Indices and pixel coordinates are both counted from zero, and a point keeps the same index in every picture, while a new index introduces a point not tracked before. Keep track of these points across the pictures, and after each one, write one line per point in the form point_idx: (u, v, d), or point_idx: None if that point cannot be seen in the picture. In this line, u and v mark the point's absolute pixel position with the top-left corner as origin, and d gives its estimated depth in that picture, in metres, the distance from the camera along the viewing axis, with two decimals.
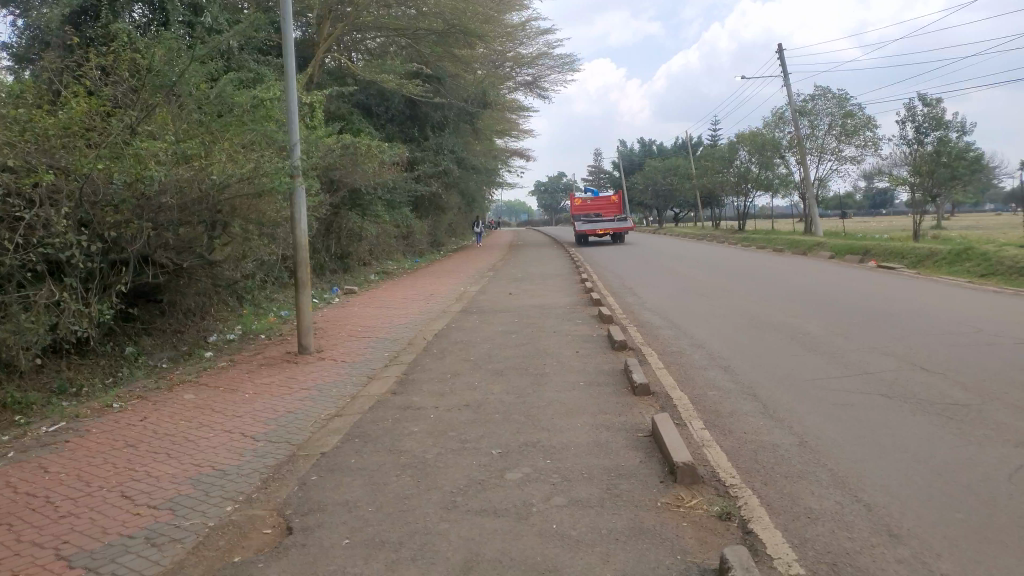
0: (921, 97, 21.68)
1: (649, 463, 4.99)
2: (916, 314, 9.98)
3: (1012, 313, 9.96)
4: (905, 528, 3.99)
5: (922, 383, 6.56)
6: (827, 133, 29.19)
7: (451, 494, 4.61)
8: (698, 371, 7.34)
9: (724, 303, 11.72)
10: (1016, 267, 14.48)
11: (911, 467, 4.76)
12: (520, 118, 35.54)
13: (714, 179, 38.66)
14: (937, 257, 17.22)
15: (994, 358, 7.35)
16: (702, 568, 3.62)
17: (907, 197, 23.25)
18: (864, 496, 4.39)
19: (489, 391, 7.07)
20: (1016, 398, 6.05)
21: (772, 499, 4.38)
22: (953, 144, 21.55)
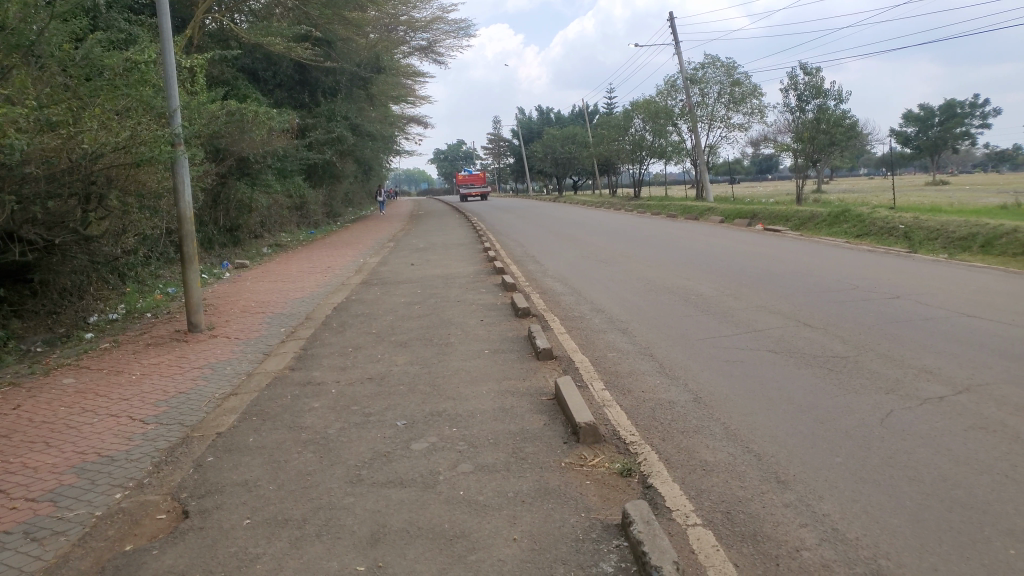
0: (802, 66, 22.65)
1: (553, 425, 5.07)
2: (800, 274, 10.51)
3: (886, 271, 10.65)
4: (791, 474, 4.23)
5: (805, 338, 6.94)
6: (716, 101, 30.20)
7: (355, 468, 4.54)
8: (598, 335, 7.51)
9: (623, 268, 11.97)
10: (888, 228, 15.52)
11: (796, 417, 5.04)
12: (415, 84, 34.89)
13: (611, 147, 39.33)
14: (818, 219, 18.19)
15: (868, 313, 7.86)
16: (606, 524, 3.72)
17: (790, 163, 24.34)
18: (754, 446, 4.62)
19: (392, 363, 6.99)
20: (887, 348, 6.50)
21: (670, 454, 4.55)
22: (831, 112, 22.71)
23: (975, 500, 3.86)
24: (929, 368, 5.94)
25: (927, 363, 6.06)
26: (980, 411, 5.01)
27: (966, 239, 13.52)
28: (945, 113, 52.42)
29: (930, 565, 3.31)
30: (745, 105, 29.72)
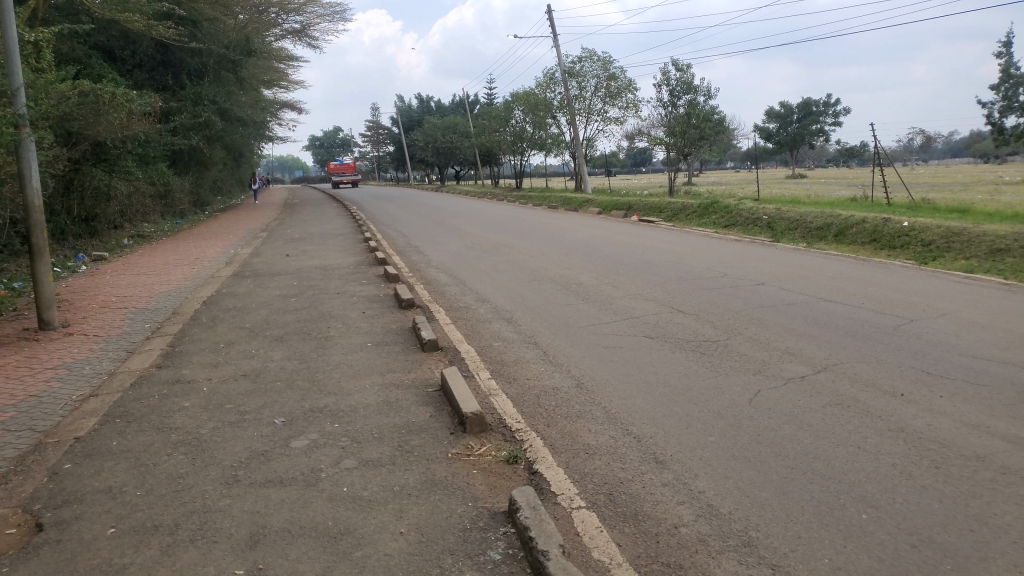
0: (674, 63, 23.58)
1: (439, 416, 5.04)
2: (673, 263, 10.95)
3: (751, 259, 11.29)
4: (669, 454, 4.40)
5: (679, 324, 7.24)
6: (593, 95, 30.96)
7: (231, 468, 4.33)
8: (482, 325, 7.52)
9: (506, 258, 12.06)
10: (752, 219, 16.47)
11: (672, 399, 5.25)
12: (288, 68, 33.64)
13: (491, 137, 39.51)
14: (689, 211, 19.03)
15: (737, 299, 8.29)
16: (492, 512, 3.74)
17: (663, 156, 25.29)
18: (634, 429, 4.77)
19: (269, 359, 6.71)
20: (754, 332, 6.88)
21: (555, 439, 4.62)
22: (700, 107, 23.79)
23: (834, 471, 4.15)
24: (791, 349, 6.34)
25: (789, 345, 6.47)
26: (836, 388, 5.41)
27: (821, 229, 14.56)
28: (802, 111, 56.11)
29: (795, 534, 3.54)
30: (621, 99, 30.67)
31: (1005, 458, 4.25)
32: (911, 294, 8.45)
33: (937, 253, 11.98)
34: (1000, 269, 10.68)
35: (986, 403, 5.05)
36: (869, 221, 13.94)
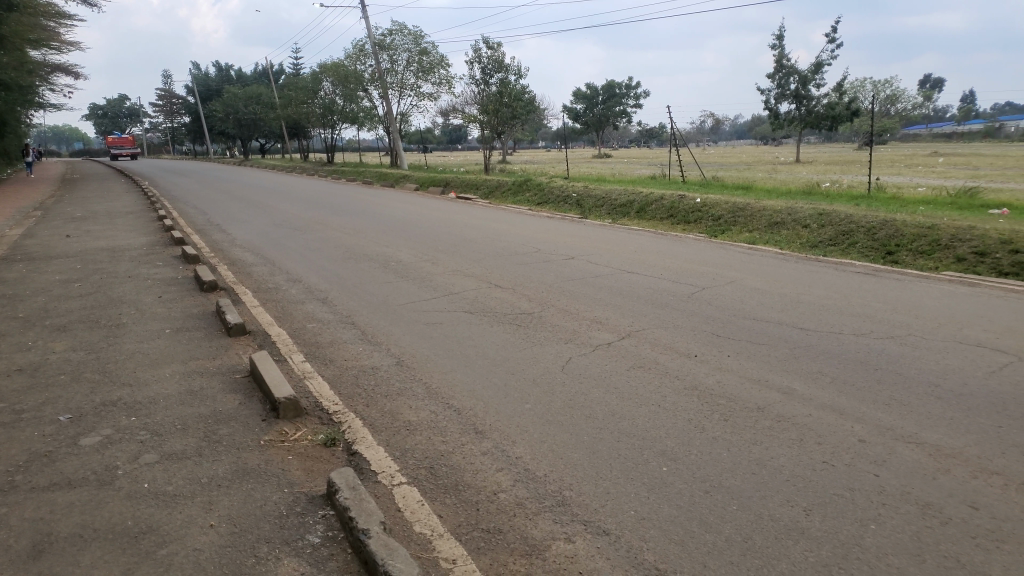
0: (485, 41, 23.84)
1: (250, 403, 4.80)
2: (488, 239, 11.15)
3: (563, 234, 11.77)
4: (487, 424, 4.51)
5: (496, 298, 7.40)
6: (405, 69, 30.57)
7: (7, 474, 3.86)
8: (295, 306, 7.24)
9: (318, 236, 11.65)
10: (563, 197, 17.14)
11: (490, 371, 5.36)
12: (60, 26, 30.04)
13: (299, 110, 37.84)
14: (504, 188, 19.45)
15: (550, 272, 8.61)
16: (311, 496, 3.63)
17: (478, 133, 25.57)
18: (454, 402, 4.82)
19: (49, 351, 6.02)
20: (566, 303, 7.20)
21: (374, 419, 4.56)
22: (512, 86, 24.28)
23: (638, 429, 4.46)
24: (599, 318, 6.70)
25: (598, 315, 6.83)
26: (640, 353, 5.80)
27: (625, 206, 15.48)
28: (606, 92, 59.03)
29: (605, 490, 3.77)
30: (433, 75, 30.60)
31: (780, 407, 4.79)
32: (702, 264, 9.23)
33: (725, 227, 13.17)
34: (777, 240, 11.96)
35: (765, 359, 5.65)
36: (666, 198, 15.03)
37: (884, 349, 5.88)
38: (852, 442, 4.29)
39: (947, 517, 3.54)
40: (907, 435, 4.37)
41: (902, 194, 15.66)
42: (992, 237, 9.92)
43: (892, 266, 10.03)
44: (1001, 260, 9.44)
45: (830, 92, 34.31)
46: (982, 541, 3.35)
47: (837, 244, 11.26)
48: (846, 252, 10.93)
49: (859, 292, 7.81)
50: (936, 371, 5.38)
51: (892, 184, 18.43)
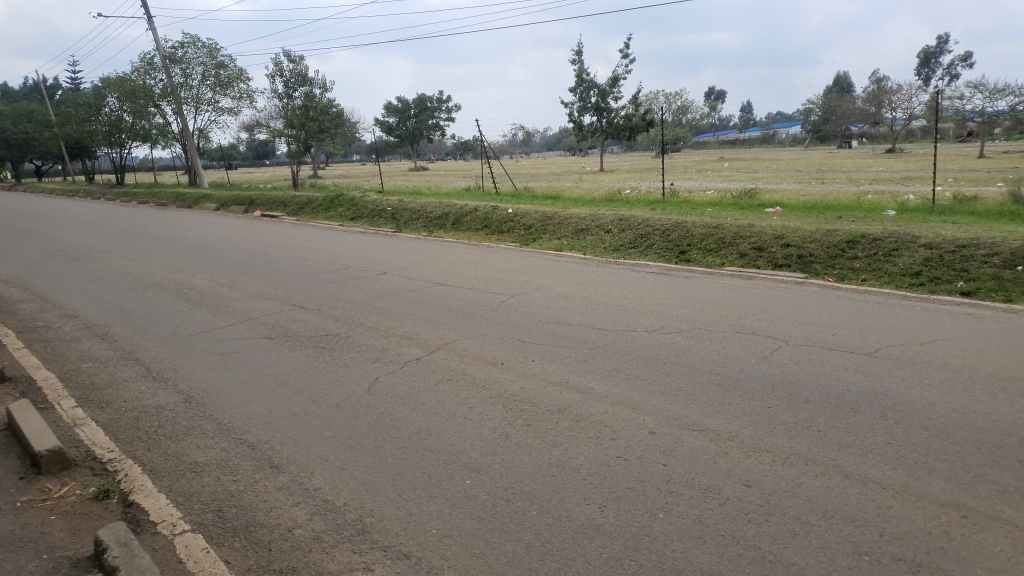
0: (286, 54, 23.07)
1: (6, 461, 4.23)
2: (295, 258, 10.73)
3: (375, 250, 11.58)
4: (284, 456, 4.28)
5: (299, 320, 7.11)
6: (201, 83, 28.87)
7: None
8: (69, 345, 6.52)
9: (102, 265, 10.61)
10: (376, 211, 16.90)
11: (290, 400, 5.11)
12: None
13: (80, 128, 34.53)
14: (314, 204, 18.87)
15: (359, 289, 8.42)
16: (75, 560, 3.25)
17: (285, 149, 24.63)
18: (249, 436, 4.54)
19: None
20: (374, 321, 7.06)
21: (155, 463, 4.19)
22: (317, 100, 23.66)
23: (442, 444, 4.43)
24: (406, 333, 6.63)
25: (406, 330, 6.75)
26: (447, 366, 5.78)
27: (439, 218, 15.53)
28: (418, 106, 59.18)
29: (407, 512, 3.69)
30: (233, 89, 29.19)
31: (579, 407, 4.96)
32: (511, 273, 9.44)
33: (535, 235, 13.55)
34: (583, 246, 12.49)
35: (567, 361, 5.84)
36: (479, 210, 15.27)
37: (673, 343, 6.29)
38: (643, 435, 4.53)
39: (725, 498, 3.81)
40: (692, 423, 4.68)
41: (693, 197, 16.98)
42: (766, 234, 10.97)
43: (685, 265, 10.79)
44: (775, 253, 10.44)
45: (627, 104, 36.64)
46: (754, 516, 3.64)
47: (637, 246, 11.95)
48: (644, 254, 11.62)
49: (653, 291, 8.32)
50: (717, 360, 5.83)
51: (683, 189, 19.94)
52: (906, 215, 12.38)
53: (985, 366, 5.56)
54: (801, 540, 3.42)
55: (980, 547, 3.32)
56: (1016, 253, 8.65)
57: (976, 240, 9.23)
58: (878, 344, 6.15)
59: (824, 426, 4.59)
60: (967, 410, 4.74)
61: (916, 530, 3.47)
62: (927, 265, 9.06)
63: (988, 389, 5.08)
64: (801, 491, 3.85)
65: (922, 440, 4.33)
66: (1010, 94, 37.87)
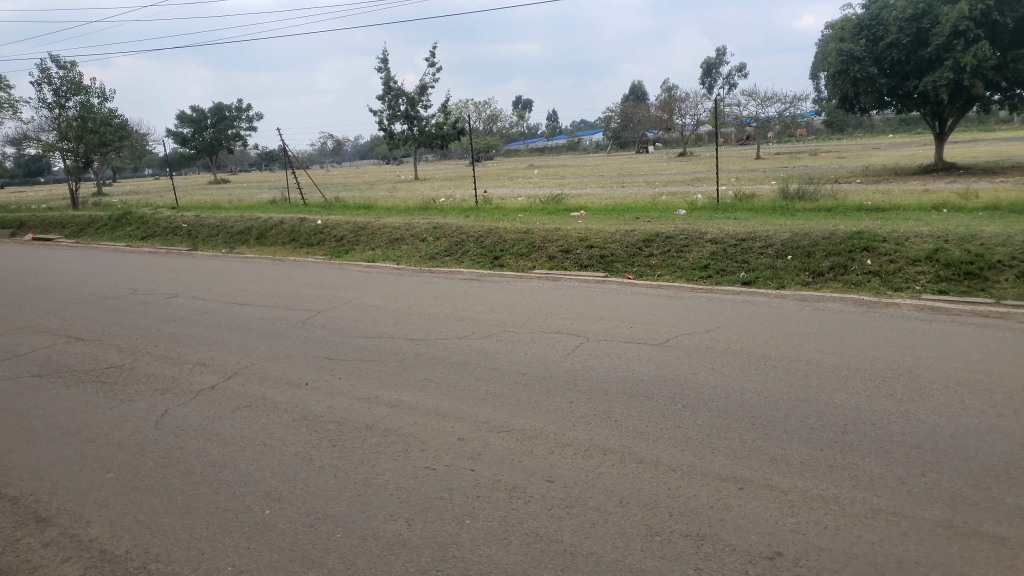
0: (54, 59, 20.94)
1: None
2: (73, 285, 9.72)
3: (168, 270, 10.77)
4: (54, 508, 3.83)
5: (75, 354, 6.43)
6: None
7: None
8: None
9: None
10: (170, 229, 15.75)
11: (61, 443, 4.59)
12: None
13: None
14: (99, 224, 17.24)
15: (148, 315, 7.77)
16: None
17: (61, 164, 22.29)
18: (10, 490, 4.02)
19: None
20: (164, 348, 6.54)
21: None
22: (96, 111, 21.67)
23: (240, 475, 4.17)
24: (201, 360, 6.19)
25: (201, 356, 6.32)
26: (246, 391, 5.47)
27: (243, 233, 14.76)
28: (215, 115, 55.93)
29: (198, 551, 3.44)
30: None
31: (387, 421, 4.87)
32: (319, 287, 9.14)
33: (347, 247, 13.23)
34: (396, 255, 12.37)
35: (374, 375, 5.73)
36: (285, 223, 14.68)
37: (482, 348, 6.38)
38: (450, 443, 4.54)
39: (529, 496, 3.90)
40: (498, 425, 4.75)
41: (504, 204, 17.36)
42: (572, 236, 11.46)
43: (497, 270, 11.00)
44: (581, 255, 10.92)
45: (436, 112, 36.90)
46: (556, 510, 3.75)
47: (451, 254, 12.01)
48: (459, 261, 11.71)
49: (463, 297, 8.41)
50: (523, 361, 5.98)
51: (495, 195, 20.39)
52: (695, 214, 13.45)
53: (759, 347, 6.15)
54: (599, 528, 3.57)
55: (753, 513, 3.64)
56: (786, 244, 9.65)
57: (754, 234, 10.20)
58: (670, 334, 6.60)
59: (620, 416, 4.84)
60: (744, 390, 5.20)
61: (700, 506, 3.73)
62: (713, 259, 9.87)
63: (761, 368, 5.61)
64: (599, 481, 4.02)
65: (706, 421, 4.69)
66: (777, 101, 42.52)
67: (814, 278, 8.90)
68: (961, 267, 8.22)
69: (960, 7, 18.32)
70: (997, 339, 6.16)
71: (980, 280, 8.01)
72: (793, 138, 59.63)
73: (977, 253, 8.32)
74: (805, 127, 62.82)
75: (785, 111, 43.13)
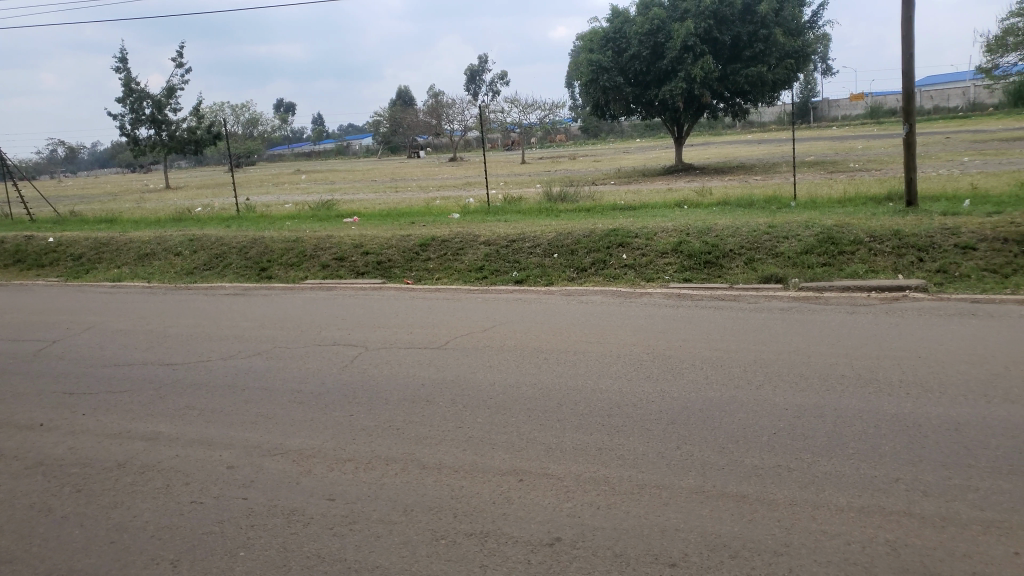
0: None
1: None
2: None
3: None
4: None
5: None
6: None
7: None
8: None
9: None
10: None
11: None
12: None
13: None
14: None
15: None
16: None
17: None
18: None
19: None
20: None
21: None
22: None
23: None
24: None
25: None
26: None
27: None
28: None
29: None
30: None
31: (144, 457, 4.41)
32: (53, 314, 8.07)
33: (88, 266, 11.84)
34: (149, 272, 11.31)
35: (127, 408, 5.17)
36: (7, 243, 12.83)
37: (252, 366, 6.00)
38: (219, 472, 4.20)
39: (309, 517, 3.72)
40: (273, 448, 4.49)
41: (269, 212, 16.54)
42: (344, 244, 11.20)
43: (266, 282, 10.44)
44: (356, 262, 10.70)
45: (189, 116, 34.35)
46: (339, 528, 3.61)
47: (213, 268, 11.21)
48: (222, 275, 10.96)
49: (229, 314, 7.87)
50: (296, 377, 5.71)
51: (260, 203, 19.40)
52: (467, 216, 13.78)
53: (532, 343, 6.41)
54: (384, 541, 3.49)
55: (532, 504, 3.76)
56: (552, 244, 10.17)
57: (522, 234, 10.63)
58: (447, 337, 6.67)
59: (401, 423, 4.78)
60: (519, 384, 5.38)
61: (482, 503, 3.79)
62: (486, 260, 10.15)
63: (534, 363, 5.84)
64: (382, 492, 3.94)
65: (484, 419, 4.78)
66: (537, 108, 44.90)
67: (579, 274, 9.46)
68: (701, 257, 9.19)
69: (687, 25, 20.53)
70: (733, 319, 6.95)
71: (716, 268, 9.00)
72: (554, 142, 63.31)
73: (713, 244, 9.34)
74: (564, 133, 66.97)
75: (545, 117, 45.64)
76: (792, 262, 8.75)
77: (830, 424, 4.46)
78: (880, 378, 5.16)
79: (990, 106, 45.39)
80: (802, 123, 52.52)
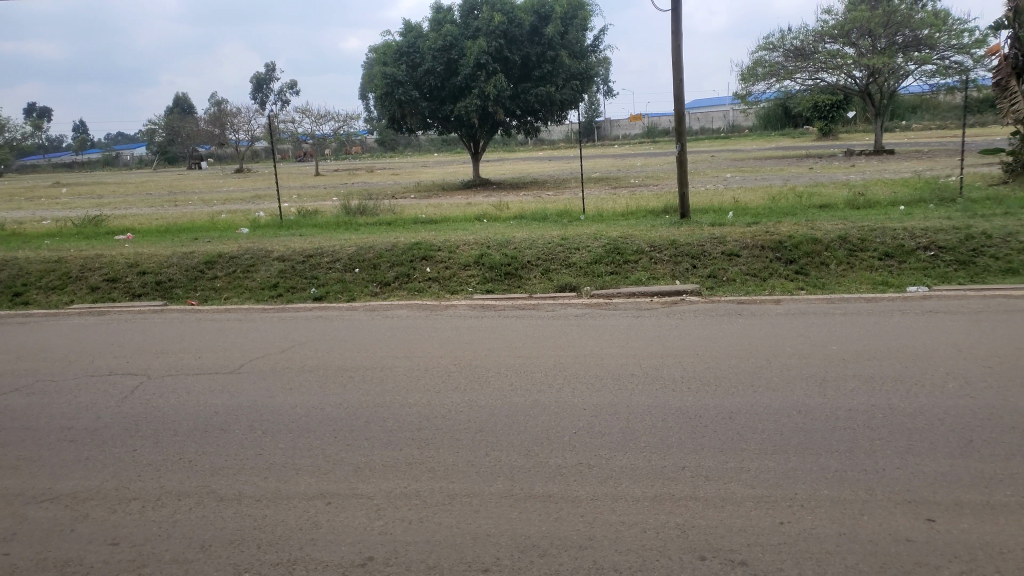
0: None
1: None
2: None
3: None
4: None
5: None
6: None
7: None
8: None
9: None
10: None
11: None
12: None
13: None
14: None
15: None
16: None
17: None
18: None
19: None
20: None
21: None
22: None
23: None
24: None
25: None
26: None
27: None
28: None
29: None
30: None
31: None
32: None
33: None
34: None
35: None
36: None
37: (9, 405, 5.26)
38: None
39: (89, 567, 3.32)
40: (40, 494, 3.97)
41: (22, 229, 14.64)
42: (117, 263, 10.20)
43: (21, 309, 9.23)
44: (132, 282, 9.78)
45: None
46: None
47: None
48: None
49: None
50: (66, 413, 5.10)
51: (10, 220, 17.13)
52: (258, 231, 13.10)
53: (335, 361, 6.21)
54: None
55: (342, 526, 3.64)
56: (352, 258, 9.97)
57: (320, 250, 10.31)
58: (243, 360, 6.28)
59: (194, 454, 4.43)
60: (323, 405, 5.19)
61: (289, 530, 3.60)
62: (282, 277, 9.72)
63: (338, 382, 5.66)
64: (175, 530, 3.62)
65: (287, 443, 4.56)
66: (330, 119, 43.80)
67: (381, 288, 9.35)
68: (500, 268, 9.46)
69: (479, 43, 21.17)
70: (532, 327, 7.21)
71: (515, 279, 9.31)
72: (349, 155, 62.12)
73: (512, 256, 9.66)
74: (359, 145, 65.99)
75: (338, 129, 44.64)
76: (584, 272, 9.27)
77: (624, 422, 4.76)
78: (666, 375, 5.60)
79: (744, 129, 51.16)
80: (587, 140, 56.01)
